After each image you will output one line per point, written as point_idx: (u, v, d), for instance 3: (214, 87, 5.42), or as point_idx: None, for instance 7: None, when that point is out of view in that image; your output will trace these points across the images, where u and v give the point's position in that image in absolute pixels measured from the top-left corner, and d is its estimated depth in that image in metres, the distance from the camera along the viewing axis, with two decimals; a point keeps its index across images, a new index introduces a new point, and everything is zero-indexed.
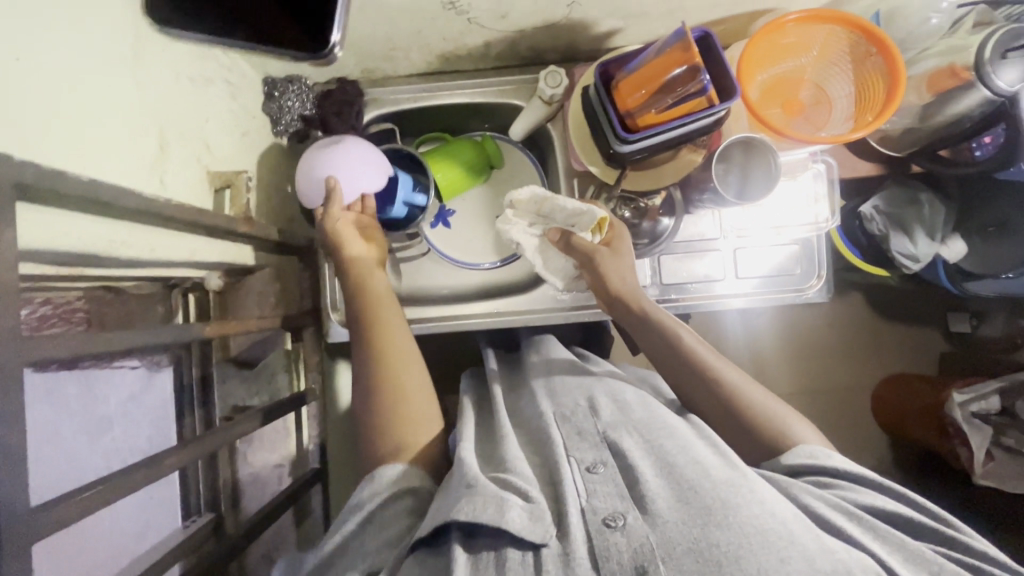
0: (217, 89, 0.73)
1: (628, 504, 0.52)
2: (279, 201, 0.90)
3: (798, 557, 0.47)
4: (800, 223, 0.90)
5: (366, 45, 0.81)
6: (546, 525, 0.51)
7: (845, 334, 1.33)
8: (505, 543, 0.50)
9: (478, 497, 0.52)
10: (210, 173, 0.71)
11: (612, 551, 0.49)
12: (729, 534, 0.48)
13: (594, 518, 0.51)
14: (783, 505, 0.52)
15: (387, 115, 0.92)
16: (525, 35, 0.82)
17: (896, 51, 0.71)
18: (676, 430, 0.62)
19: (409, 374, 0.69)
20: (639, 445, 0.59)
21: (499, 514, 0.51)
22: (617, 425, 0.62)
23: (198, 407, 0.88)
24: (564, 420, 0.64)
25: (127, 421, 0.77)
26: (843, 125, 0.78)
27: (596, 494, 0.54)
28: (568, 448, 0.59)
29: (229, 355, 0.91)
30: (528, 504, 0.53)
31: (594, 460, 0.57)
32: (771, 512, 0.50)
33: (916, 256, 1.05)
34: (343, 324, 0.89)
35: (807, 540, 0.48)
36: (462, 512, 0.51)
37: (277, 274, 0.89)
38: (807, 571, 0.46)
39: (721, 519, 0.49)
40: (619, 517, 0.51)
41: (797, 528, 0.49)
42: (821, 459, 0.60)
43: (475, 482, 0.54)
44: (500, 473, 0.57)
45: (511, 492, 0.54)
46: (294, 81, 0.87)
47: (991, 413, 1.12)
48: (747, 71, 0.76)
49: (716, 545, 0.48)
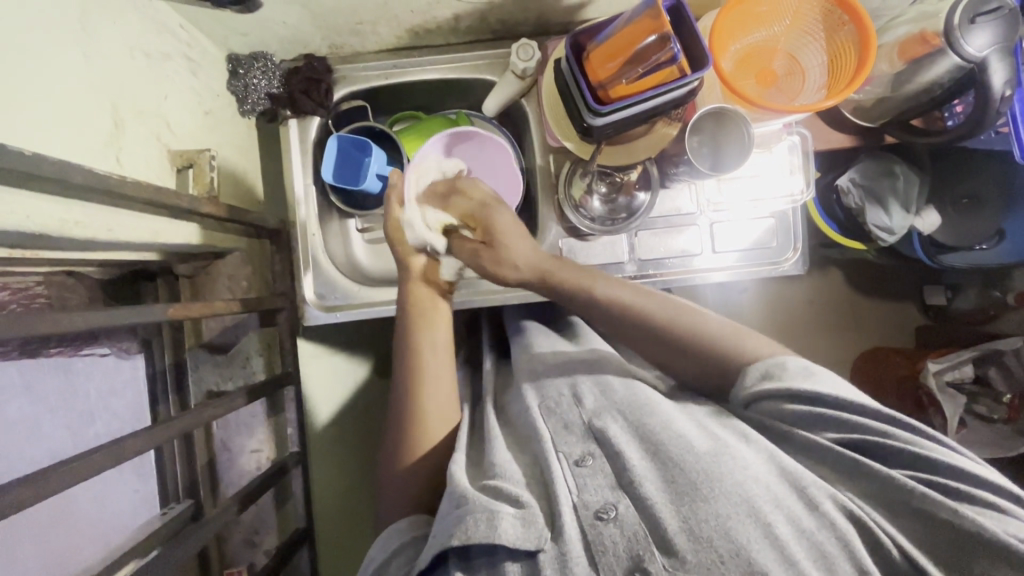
0: (176, 65, 0.72)
1: (618, 493, 0.53)
2: (248, 183, 0.89)
3: (783, 520, 0.49)
4: (778, 196, 0.90)
5: (331, 17, 0.79)
6: (539, 530, 0.51)
7: (825, 308, 1.35)
8: (502, 559, 0.51)
9: (468, 518, 0.52)
10: (171, 152, 0.69)
11: (607, 544, 0.50)
12: (716, 505, 0.50)
13: (586, 512, 0.52)
14: (766, 462, 0.54)
15: (357, 93, 0.90)
16: (494, 7, 0.81)
17: (864, 16, 0.70)
18: (657, 405, 0.62)
19: (433, 362, 0.73)
20: (624, 428, 0.59)
21: (491, 530, 0.50)
22: (602, 411, 0.62)
23: (172, 393, 0.87)
24: (549, 413, 0.64)
25: (110, 415, 0.80)
26: (816, 95, 0.77)
27: (586, 488, 0.54)
28: (555, 442, 0.59)
29: (201, 340, 0.90)
30: (519, 511, 0.52)
31: (582, 452, 0.58)
32: (754, 477, 0.52)
33: (892, 229, 1.06)
34: (319, 307, 0.87)
35: (794, 505, 0.51)
36: (456, 536, 0.51)
37: (248, 258, 0.87)
38: (792, 532, 0.49)
39: (706, 494, 0.51)
40: (609, 508, 0.52)
41: (789, 496, 0.51)
42: (776, 372, 0.59)
43: (464, 500, 0.54)
44: (488, 481, 0.57)
45: (501, 501, 0.54)
46: (259, 58, 0.85)
47: (965, 381, 1.14)
48: (720, 40, 0.75)
49: (706, 520, 0.49)
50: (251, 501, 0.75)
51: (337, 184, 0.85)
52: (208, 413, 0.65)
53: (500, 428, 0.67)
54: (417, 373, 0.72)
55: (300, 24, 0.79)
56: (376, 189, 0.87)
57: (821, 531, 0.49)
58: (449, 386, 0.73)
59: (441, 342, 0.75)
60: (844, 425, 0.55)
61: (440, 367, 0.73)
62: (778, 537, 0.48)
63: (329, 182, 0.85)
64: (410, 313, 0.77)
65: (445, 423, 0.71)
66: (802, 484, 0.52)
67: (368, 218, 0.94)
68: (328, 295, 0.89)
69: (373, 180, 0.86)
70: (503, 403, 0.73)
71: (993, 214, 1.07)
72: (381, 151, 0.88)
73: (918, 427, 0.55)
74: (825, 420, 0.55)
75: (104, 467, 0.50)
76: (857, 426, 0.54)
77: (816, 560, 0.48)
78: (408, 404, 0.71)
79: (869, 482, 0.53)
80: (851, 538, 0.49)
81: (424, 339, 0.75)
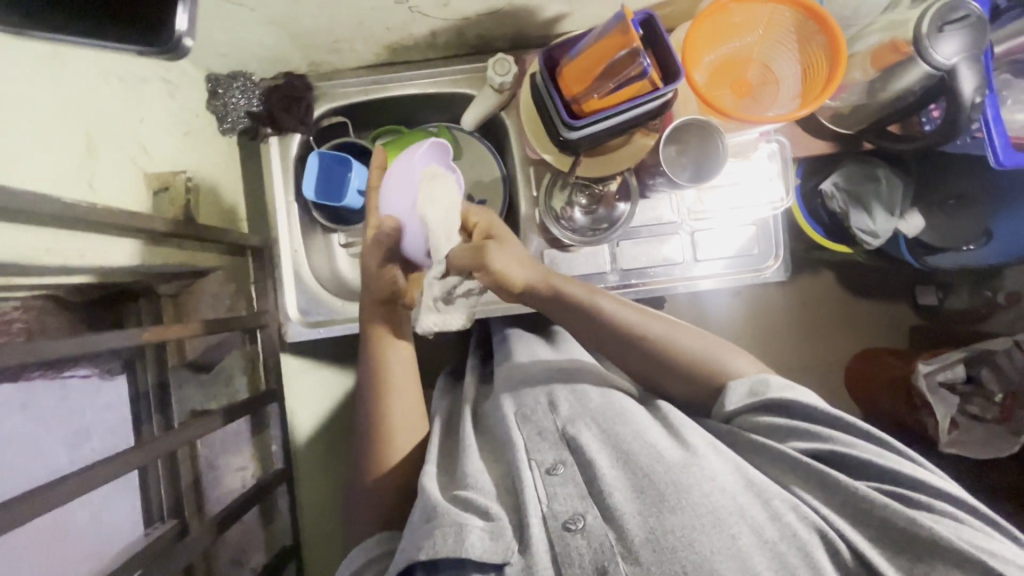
0: (153, 88, 0.72)
1: (588, 503, 0.54)
2: (231, 201, 0.90)
3: (746, 530, 0.49)
4: (760, 203, 0.91)
5: (308, 36, 0.79)
6: (507, 542, 0.52)
7: (816, 311, 1.35)
8: (470, 570, 0.51)
9: (436, 531, 0.52)
10: (147, 175, 0.69)
11: (573, 554, 0.51)
12: (682, 516, 0.50)
13: (555, 523, 0.53)
14: (732, 473, 0.54)
15: (337, 109, 0.91)
16: (470, 22, 0.81)
17: (835, 27, 0.71)
18: (632, 415, 0.62)
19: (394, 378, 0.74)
20: (596, 436, 0.59)
21: (459, 543, 0.51)
22: (576, 417, 0.62)
23: (156, 411, 0.84)
24: (524, 421, 0.63)
25: (105, 433, 0.77)
26: (790, 104, 0.78)
27: (556, 498, 0.54)
28: (529, 450, 0.59)
29: (185, 359, 0.88)
30: (488, 523, 0.53)
31: (554, 461, 0.58)
32: (722, 488, 0.52)
33: (875, 232, 1.06)
34: (302, 323, 0.88)
35: (758, 514, 0.51)
36: (423, 550, 0.52)
37: (231, 276, 0.87)
38: (755, 542, 0.49)
39: (673, 504, 0.51)
40: (578, 518, 0.53)
41: (751, 504, 0.52)
42: (760, 392, 0.60)
43: (434, 514, 0.54)
44: (459, 492, 0.58)
45: (470, 513, 0.54)
46: (238, 78, 0.86)
47: (957, 382, 1.14)
48: (693, 52, 0.75)
49: (672, 531, 0.50)
50: (232, 520, 0.78)
51: (320, 200, 0.86)
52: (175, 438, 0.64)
53: (476, 439, 0.67)
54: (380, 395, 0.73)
55: (277, 44, 0.80)
56: (357, 204, 0.89)
57: (783, 540, 0.50)
58: (411, 399, 0.74)
59: (400, 358, 0.75)
60: (814, 437, 0.56)
61: (399, 381, 0.74)
62: (739, 549, 0.49)
63: (311, 198, 0.86)
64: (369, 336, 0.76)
65: (409, 440, 0.71)
66: (767, 495, 0.52)
67: (350, 233, 0.94)
68: (311, 311, 0.89)
69: (354, 196, 0.87)
70: (479, 413, 0.73)
71: (978, 215, 1.07)
72: (362, 166, 0.88)
73: (884, 441, 0.55)
74: (798, 432, 0.56)
75: (73, 495, 0.50)
76: (827, 438, 0.55)
77: (775, 567, 0.48)
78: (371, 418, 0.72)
79: (833, 492, 0.53)
80: (812, 549, 0.49)
81: (384, 359, 0.75)
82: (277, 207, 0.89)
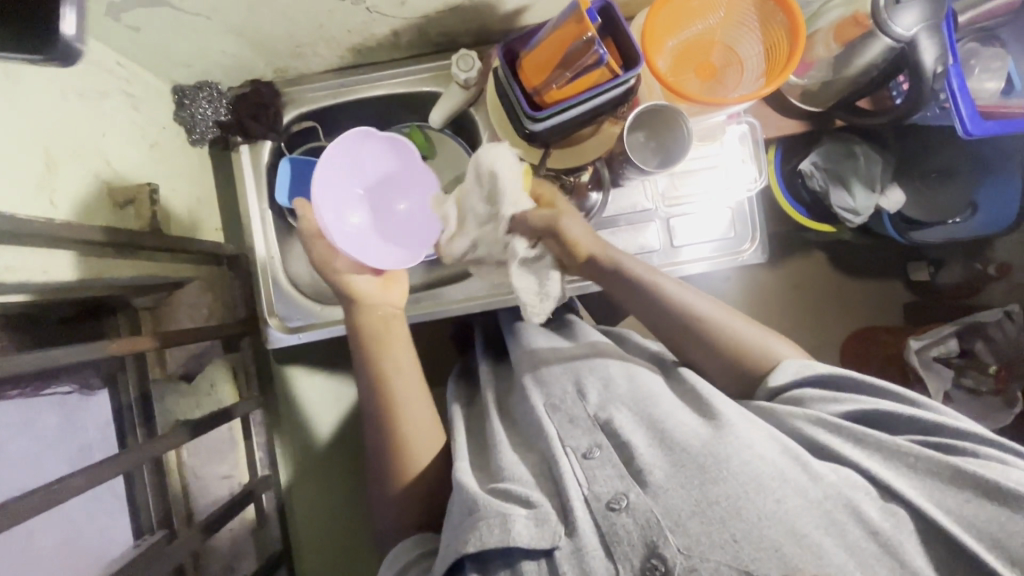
0: (116, 102, 0.72)
1: (629, 482, 0.55)
2: (203, 210, 0.90)
3: (791, 494, 0.50)
4: (734, 185, 0.91)
5: (271, 43, 0.79)
6: (553, 527, 0.53)
7: (808, 292, 1.34)
8: (518, 558, 0.53)
9: (481, 523, 0.54)
10: (111, 188, 0.70)
11: (621, 533, 0.52)
12: (726, 484, 0.51)
13: (599, 504, 0.54)
14: (768, 439, 0.55)
15: (307, 114, 0.91)
16: (431, 20, 0.81)
17: (793, 4, 0.71)
18: (660, 396, 0.64)
19: (399, 387, 0.73)
20: (630, 418, 0.61)
21: (506, 533, 0.52)
22: (607, 403, 0.63)
23: (140, 424, 0.82)
24: (554, 410, 0.64)
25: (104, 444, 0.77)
26: (756, 84, 0.78)
27: (597, 480, 0.56)
28: (563, 438, 0.60)
29: (167, 370, 0.88)
30: (531, 511, 0.54)
31: (589, 445, 0.59)
32: (759, 455, 0.53)
33: (857, 209, 1.06)
34: (280, 328, 0.88)
35: (799, 477, 0.52)
36: (471, 543, 0.53)
37: (208, 286, 0.88)
38: (802, 504, 0.50)
39: (715, 475, 0.52)
40: (621, 497, 0.54)
41: (791, 470, 0.52)
42: (804, 372, 0.62)
43: (476, 508, 0.55)
44: (496, 484, 0.59)
45: (512, 503, 0.55)
46: (204, 88, 0.86)
47: (953, 356, 1.13)
48: (653, 39, 0.75)
49: (717, 499, 0.51)
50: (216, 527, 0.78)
51: (294, 206, 0.87)
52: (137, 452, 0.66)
53: (505, 431, 0.67)
54: (386, 394, 0.73)
55: (239, 52, 0.80)
56: None
57: (829, 501, 0.50)
58: (422, 402, 0.74)
59: (402, 364, 0.75)
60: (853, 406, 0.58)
61: (407, 388, 0.73)
62: (786, 512, 0.49)
63: (285, 204, 0.87)
64: (364, 341, 0.76)
65: (430, 443, 0.72)
66: (805, 460, 0.53)
67: None
68: (290, 317, 0.90)
69: None
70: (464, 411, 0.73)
71: (963, 189, 1.08)
72: None
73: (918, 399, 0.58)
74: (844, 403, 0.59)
75: (42, 509, 0.51)
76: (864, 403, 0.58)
77: (830, 531, 0.49)
78: (385, 428, 0.72)
79: (878, 453, 0.54)
80: (860, 506, 0.50)
81: (383, 367, 0.74)
82: (252, 215, 0.89)
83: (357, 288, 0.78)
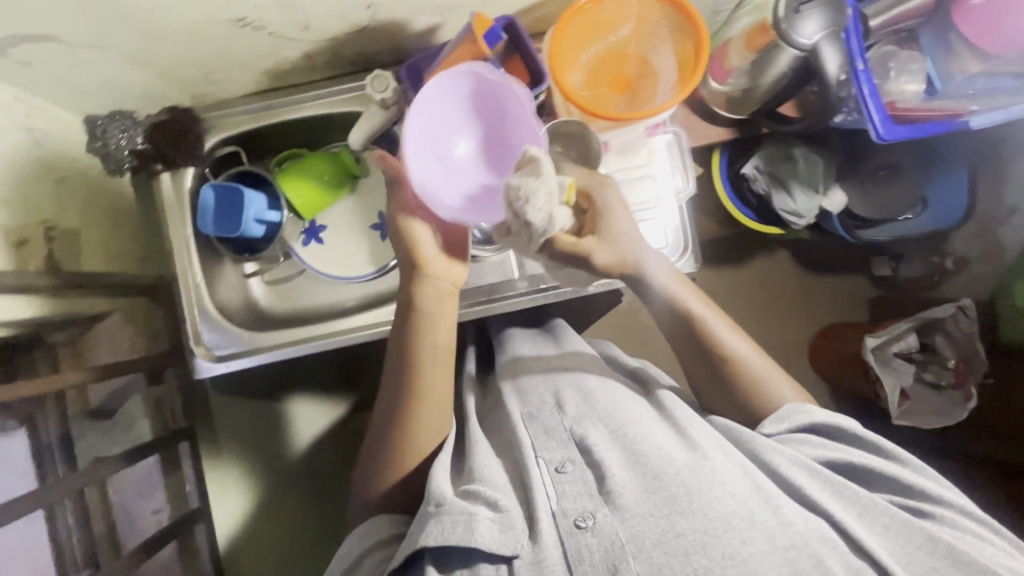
0: (12, 138, 0.71)
1: (598, 502, 0.53)
2: (116, 241, 0.88)
3: (759, 537, 0.48)
4: (666, 194, 0.90)
5: (179, 70, 0.78)
6: (517, 535, 0.52)
7: (775, 290, 1.28)
8: (477, 560, 0.52)
9: (446, 518, 0.53)
10: (4, 229, 0.69)
11: (584, 553, 0.50)
12: (693, 520, 0.49)
13: (565, 520, 0.53)
14: (744, 475, 0.53)
15: (229, 138, 0.90)
16: (341, 42, 0.80)
17: (697, 15, 0.70)
18: (640, 416, 0.62)
19: (432, 376, 0.68)
20: (606, 436, 0.59)
21: (468, 532, 0.52)
22: (583, 417, 0.61)
23: (62, 462, 0.78)
24: (530, 418, 0.63)
25: None
26: (669, 95, 0.76)
27: (566, 495, 0.54)
28: (537, 448, 0.59)
29: (87, 405, 0.84)
30: (497, 515, 0.53)
31: (563, 459, 0.58)
32: (732, 492, 0.51)
33: (799, 212, 1.05)
34: (207, 356, 0.86)
35: (763, 515, 0.50)
36: (432, 537, 0.52)
37: (127, 317, 0.89)
38: (767, 549, 0.48)
39: (685, 507, 0.50)
40: (588, 516, 0.52)
41: (761, 508, 0.50)
42: (802, 419, 0.60)
43: (443, 502, 0.55)
44: (469, 486, 0.58)
45: (477, 504, 0.55)
46: (118, 116, 0.84)
47: (913, 352, 1.11)
48: (561, 54, 0.74)
49: (682, 537, 0.49)
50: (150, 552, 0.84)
51: (218, 233, 0.85)
52: (19, 507, 0.65)
53: (482, 434, 0.67)
54: (412, 376, 0.68)
55: (147, 81, 0.79)
56: (257, 232, 0.88)
57: (790, 548, 0.48)
58: (442, 394, 0.68)
59: (440, 348, 0.68)
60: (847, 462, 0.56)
61: (432, 376, 0.68)
62: (751, 556, 0.47)
63: (209, 231, 0.85)
64: (410, 317, 0.68)
65: (436, 432, 0.68)
66: (777, 504, 0.51)
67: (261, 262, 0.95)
68: (218, 346, 0.87)
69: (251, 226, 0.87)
70: None
71: (912, 184, 1.07)
72: (259, 194, 0.88)
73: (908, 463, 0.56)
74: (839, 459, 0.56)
75: None
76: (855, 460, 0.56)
77: None
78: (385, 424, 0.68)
79: (852, 503, 0.53)
80: (822, 555, 0.47)
81: (417, 345, 0.68)
82: (174, 242, 0.87)
83: (425, 258, 0.69)
